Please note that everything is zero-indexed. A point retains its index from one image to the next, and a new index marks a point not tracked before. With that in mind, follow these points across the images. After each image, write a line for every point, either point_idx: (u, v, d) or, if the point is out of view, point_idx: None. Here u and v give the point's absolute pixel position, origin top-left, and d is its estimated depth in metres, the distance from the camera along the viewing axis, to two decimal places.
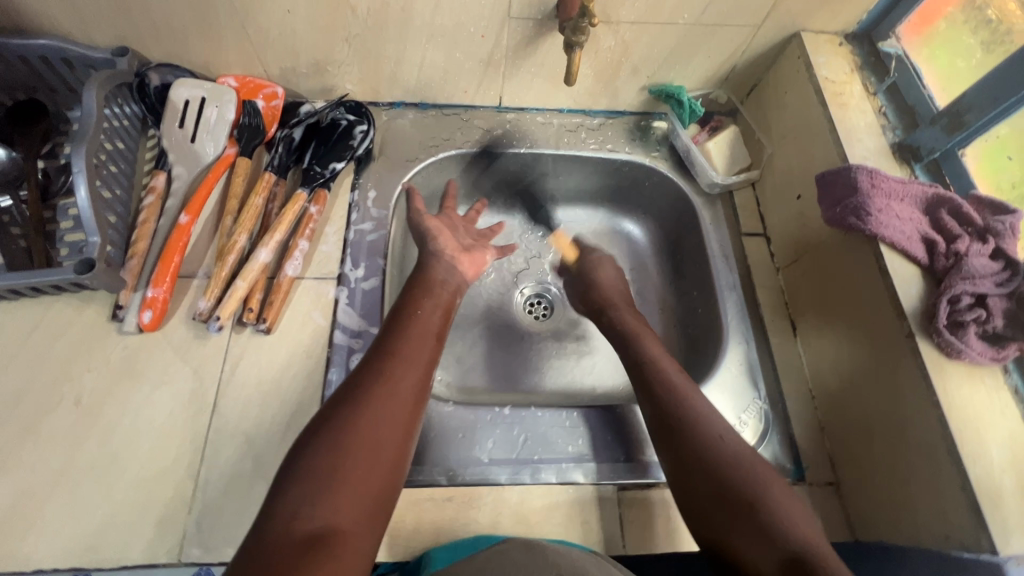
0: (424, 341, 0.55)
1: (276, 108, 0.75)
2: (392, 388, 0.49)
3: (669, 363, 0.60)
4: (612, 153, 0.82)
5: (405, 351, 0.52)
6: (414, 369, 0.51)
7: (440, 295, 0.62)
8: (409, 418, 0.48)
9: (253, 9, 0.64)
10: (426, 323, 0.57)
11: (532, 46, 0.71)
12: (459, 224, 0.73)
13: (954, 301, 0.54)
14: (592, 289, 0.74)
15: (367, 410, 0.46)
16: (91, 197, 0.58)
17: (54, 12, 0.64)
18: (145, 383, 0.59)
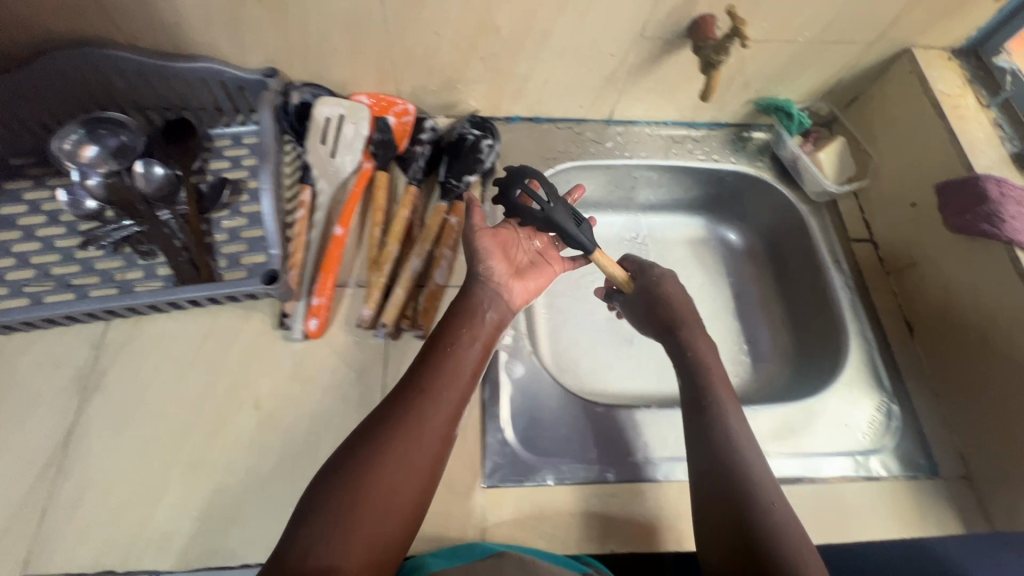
0: (461, 373, 0.55)
1: (406, 124, 0.78)
2: (420, 428, 0.50)
3: (725, 402, 0.61)
4: (719, 162, 0.86)
5: (442, 386, 0.54)
6: (446, 407, 0.53)
7: (484, 329, 0.59)
8: (435, 460, 0.50)
9: (404, 32, 0.68)
10: (461, 353, 0.57)
11: (657, 64, 0.75)
12: (515, 241, 0.65)
13: None
14: (658, 309, 0.69)
15: (392, 452, 0.49)
16: (274, 210, 0.65)
17: (217, 36, 0.68)
18: (318, 387, 0.63)
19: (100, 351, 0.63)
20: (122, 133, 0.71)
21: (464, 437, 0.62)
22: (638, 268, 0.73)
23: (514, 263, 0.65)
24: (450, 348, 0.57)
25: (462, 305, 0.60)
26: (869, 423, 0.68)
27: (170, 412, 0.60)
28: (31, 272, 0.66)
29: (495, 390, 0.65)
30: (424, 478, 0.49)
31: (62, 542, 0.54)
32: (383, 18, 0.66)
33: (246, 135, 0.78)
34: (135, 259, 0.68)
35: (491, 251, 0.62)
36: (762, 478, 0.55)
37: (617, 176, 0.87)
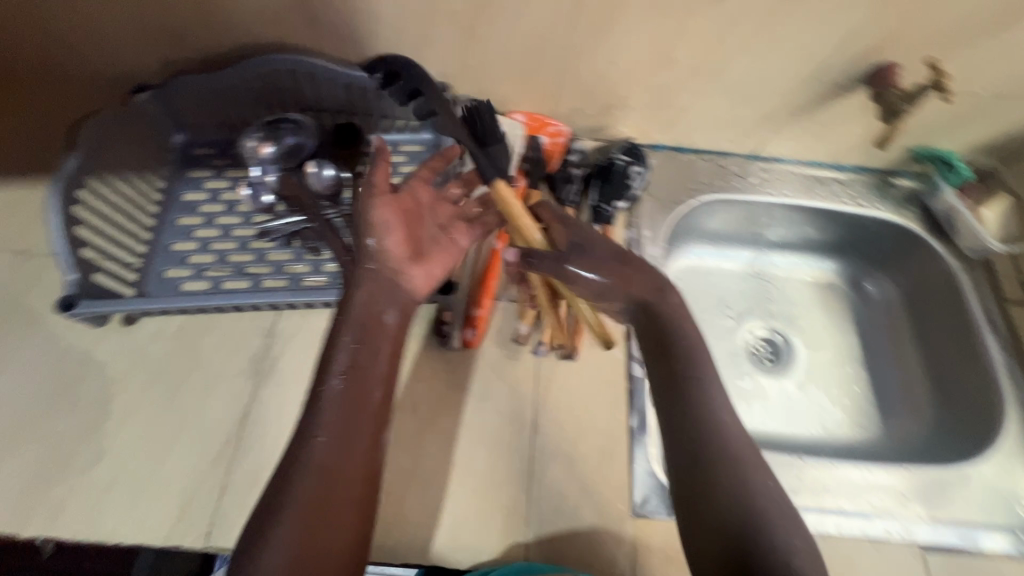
0: (355, 397, 0.49)
1: (558, 144, 0.79)
2: (311, 462, 0.45)
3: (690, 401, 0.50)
4: (865, 209, 0.84)
5: (328, 414, 0.48)
6: (340, 431, 0.47)
7: (388, 338, 0.54)
8: (355, 486, 0.46)
9: (581, 58, 0.70)
10: (366, 367, 0.51)
11: (823, 106, 0.74)
12: (408, 205, 0.59)
13: None
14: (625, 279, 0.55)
15: (301, 489, 0.44)
16: None
17: (402, 50, 0.71)
18: (472, 396, 0.65)
19: (273, 339, 0.66)
20: (299, 133, 0.74)
21: (613, 464, 0.62)
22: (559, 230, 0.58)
23: (416, 241, 0.58)
24: (349, 368, 0.50)
25: (353, 316, 0.52)
26: None
27: None
28: (211, 257, 0.70)
29: (641, 419, 0.64)
30: (342, 507, 0.45)
31: (237, 518, 0.56)
32: (565, 43, 0.68)
33: (404, 143, 0.81)
34: (302, 254, 0.71)
35: (388, 225, 0.56)
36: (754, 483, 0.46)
37: (756, 214, 0.87)
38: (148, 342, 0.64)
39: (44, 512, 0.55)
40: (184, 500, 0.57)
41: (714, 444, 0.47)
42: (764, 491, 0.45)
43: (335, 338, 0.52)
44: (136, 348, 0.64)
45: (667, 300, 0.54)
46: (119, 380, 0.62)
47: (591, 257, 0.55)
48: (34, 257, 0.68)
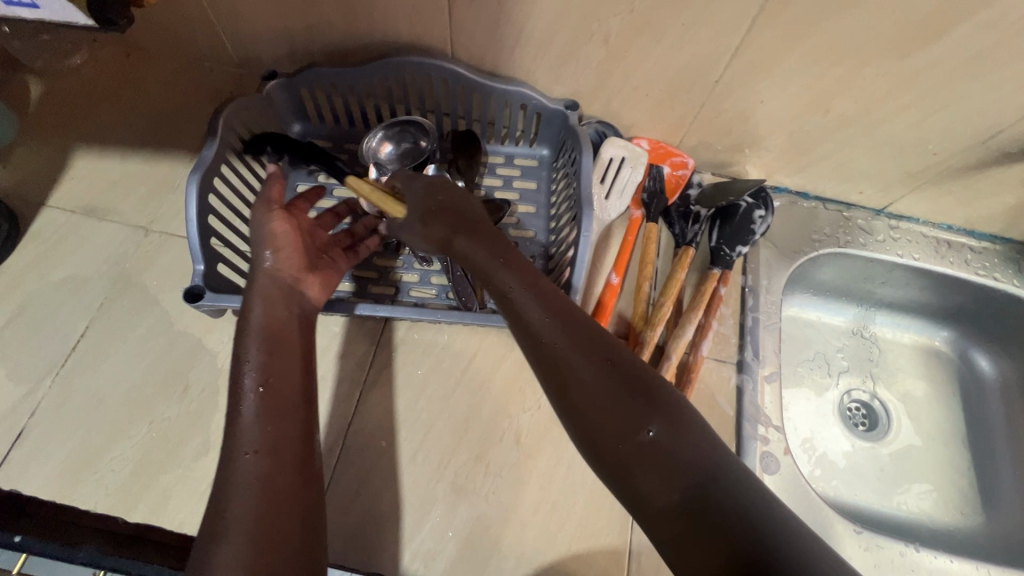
0: (262, 403, 0.46)
1: (680, 177, 0.76)
2: (243, 480, 0.42)
3: (556, 350, 0.42)
4: (998, 282, 0.78)
5: (247, 423, 0.45)
6: (280, 442, 0.45)
7: (281, 338, 0.51)
8: (300, 501, 0.43)
9: (728, 95, 0.66)
10: (280, 371, 0.49)
11: (978, 171, 0.69)
12: (306, 231, 0.59)
13: None
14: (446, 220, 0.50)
15: (240, 506, 0.41)
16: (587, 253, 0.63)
17: (539, 64, 0.68)
18: None
19: (378, 348, 0.65)
20: (422, 137, 0.73)
21: None
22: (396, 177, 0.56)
23: (310, 255, 0.58)
24: (263, 388, 0.47)
25: (253, 324, 0.51)
26: None
27: (437, 425, 0.61)
28: None
29: None
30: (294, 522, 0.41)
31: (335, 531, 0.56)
32: (717, 77, 0.64)
33: (518, 156, 0.79)
34: (412, 262, 0.70)
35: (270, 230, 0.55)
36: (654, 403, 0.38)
37: (876, 271, 0.82)
38: None
39: (149, 500, 0.55)
40: None
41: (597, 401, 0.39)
42: (619, 423, 0.37)
43: (240, 353, 0.49)
44: None
45: (495, 242, 0.49)
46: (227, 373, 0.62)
47: (449, 216, 0.50)
48: (151, 235, 0.68)
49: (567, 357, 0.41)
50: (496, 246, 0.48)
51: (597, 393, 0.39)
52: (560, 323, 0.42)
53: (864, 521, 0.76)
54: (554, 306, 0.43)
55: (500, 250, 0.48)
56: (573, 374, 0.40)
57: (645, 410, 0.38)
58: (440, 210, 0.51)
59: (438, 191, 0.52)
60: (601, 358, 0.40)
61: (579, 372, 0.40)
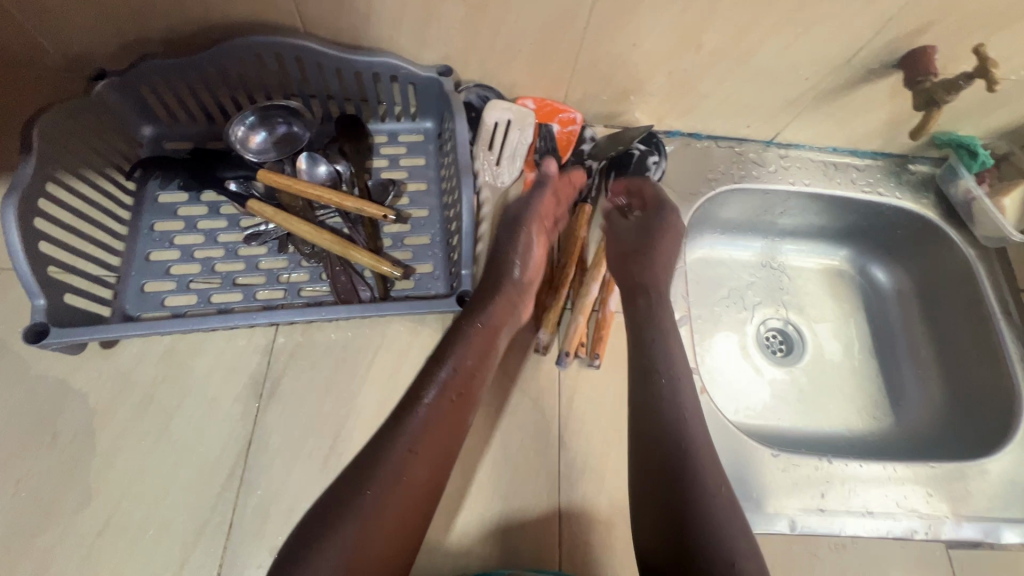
0: (440, 408, 0.50)
1: (571, 133, 0.75)
2: (394, 471, 0.46)
3: (666, 407, 0.55)
4: (883, 197, 0.82)
5: (418, 423, 0.49)
6: (433, 449, 0.48)
7: (473, 347, 0.55)
8: (423, 503, 0.47)
9: (600, 42, 0.64)
10: (466, 387, 0.53)
11: (849, 91, 0.70)
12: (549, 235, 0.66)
13: None
14: (633, 266, 0.64)
15: (386, 503, 0.44)
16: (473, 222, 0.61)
17: (402, 30, 0.63)
18: (491, 410, 0.63)
19: (273, 357, 0.60)
20: (294, 121, 0.68)
21: None
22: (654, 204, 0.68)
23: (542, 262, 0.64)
24: (456, 396, 0.52)
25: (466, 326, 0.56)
26: None
27: (347, 427, 0.58)
28: (196, 266, 0.63)
29: None
30: (416, 523, 0.46)
31: (249, 557, 0.52)
32: (584, 24, 0.61)
33: (403, 132, 0.75)
34: (299, 261, 0.65)
35: (523, 220, 0.63)
36: (711, 502, 0.49)
37: (773, 202, 0.83)
38: (133, 367, 0.58)
39: (29, 563, 0.50)
40: (189, 543, 0.52)
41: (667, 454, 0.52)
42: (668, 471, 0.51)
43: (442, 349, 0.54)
44: (119, 373, 0.58)
45: (661, 312, 0.61)
46: (103, 412, 0.56)
47: (656, 268, 0.64)
48: None
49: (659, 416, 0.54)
50: (661, 318, 0.61)
51: (669, 446, 0.52)
52: (673, 404, 0.55)
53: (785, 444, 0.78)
54: (679, 395, 0.55)
55: (666, 322, 0.61)
56: (661, 445, 0.52)
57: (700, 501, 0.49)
58: (649, 252, 0.64)
59: (661, 239, 0.66)
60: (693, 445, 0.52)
61: (668, 446, 0.52)
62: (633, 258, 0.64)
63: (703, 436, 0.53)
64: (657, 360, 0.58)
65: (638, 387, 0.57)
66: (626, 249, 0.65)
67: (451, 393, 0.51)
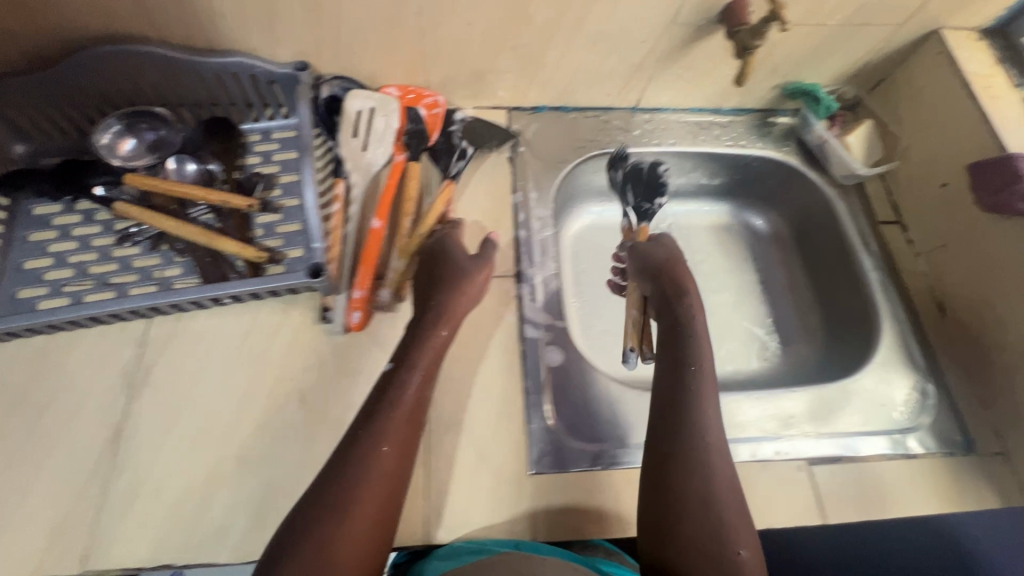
0: (401, 406, 0.54)
1: (436, 116, 0.78)
2: (371, 468, 0.50)
3: (702, 395, 0.60)
4: (745, 148, 0.86)
5: (387, 423, 0.53)
6: (399, 441, 0.52)
7: (436, 347, 0.59)
8: (395, 492, 0.51)
9: (437, 23, 0.68)
10: (424, 392, 0.57)
11: (686, 49, 0.75)
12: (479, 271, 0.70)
13: None
14: (664, 274, 0.70)
15: (365, 493, 0.49)
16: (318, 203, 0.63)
17: (250, 30, 0.67)
18: (362, 379, 0.63)
19: (145, 348, 0.63)
20: (162, 127, 0.72)
21: (509, 426, 0.62)
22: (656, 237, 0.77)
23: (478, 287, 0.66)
24: (417, 396, 0.55)
25: (421, 337, 0.59)
26: (911, 406, 0.69)
27: (218, 406, 0.60)
28: (69, 271, 0.66)
29: (533, 382, 0.65)
30: (392, 509, 0.51)
31: (118, 537, 0.54)
32: (417, 8, 0.66)
33: (276, 130, 0.78)
34: (172, 257, 0.68)
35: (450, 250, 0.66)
36: (722, 498, 0.54)
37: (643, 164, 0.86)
38: (4, 370, 0.60)
39: None
40: (55, 529, 0.53)
41: (684, 438, 0.57)
42: (683, 452, 0.57)
43: (406, 360, 0.57)
44: None
45: (697, 320, 0.66)
46: None
47: (687, 282, 0.70)
48: None
49: (680, 405, 0.59)
50: (698, 329, 0.65)
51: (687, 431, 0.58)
52: (691, 396, 0.60)
53: None
54: (702, 396, 0.60)
55: (699, 325, 0.66)
56: (678, 435, 0.57)
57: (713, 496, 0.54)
58: (677, 268, 0.71)
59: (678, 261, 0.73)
60: (710, 446, 0.57)
61: (686, 443, 0.57)
62: (678, 268, 0.71)
63: (718, 435, 0.58)
64: (691, 357, 0.63)
65: (670, 387, 0.61)
66: (657, 266, 0.72)
67: (414, 394, 0.55)
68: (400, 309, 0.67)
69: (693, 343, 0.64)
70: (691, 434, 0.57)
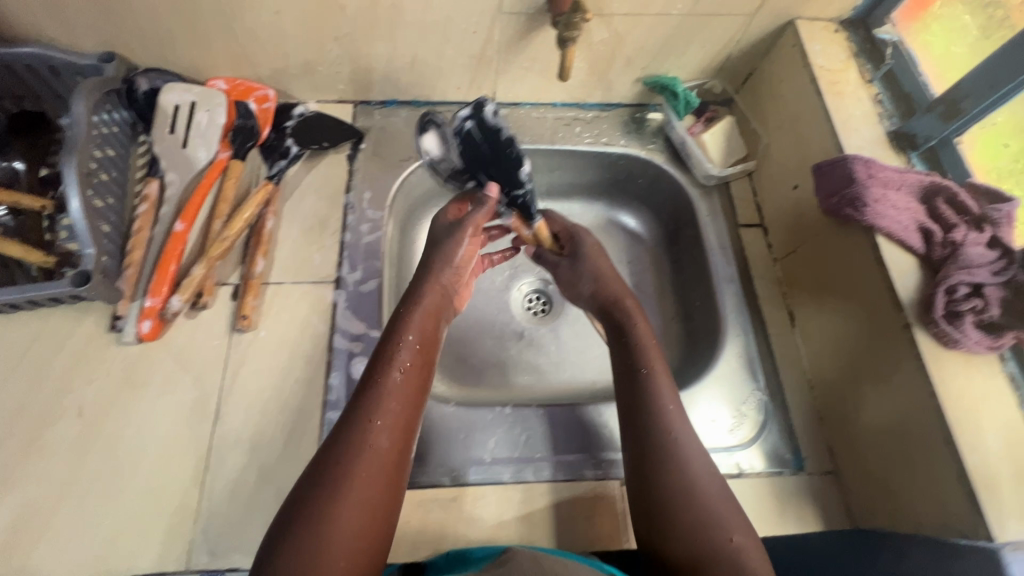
0: (398, 381, 0.53)
1: (266, 110, 0.74)
2: (369, 445, 0.48)
3: (665, 386, 0.60)
4: (608, 146, 0.81)
5: (383, 400, 0.51)
6: (394, 419, 0.50)
7: (422, 326, 0.58)
8: (393, 473, 0.48)
9: (240, 11, 0.64)
10: (420, 375, 0.55)
11: (524, 41, 0.70)
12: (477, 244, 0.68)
13: (929, 235, 0.56)
14: (599, 285, 0.71)
15: (358, 473, 0.46)
16: (83, 208, 0.59)
17: (38, 17, 0.63)
18: (149, 392, 0.60)
19: None
20: None
21: (299, 443, 0.59)
22: (573, 237, 0.75)
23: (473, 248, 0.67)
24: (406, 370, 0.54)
25: (410, 318, 0.58)
26: (735, 419, 0.65)
27: None
28: None
29: (332, 395, 0.62)
30: (391, 491, 0.48)
31: None
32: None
33: None
34: None
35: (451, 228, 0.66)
36: (699, 487, 0.52)
37: None
38: None
39: None
40: None
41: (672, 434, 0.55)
42: (674, 449, 0.55)
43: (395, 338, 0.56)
44: None
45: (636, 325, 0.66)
46: None
47: (623, 290, 0.70)
48: None
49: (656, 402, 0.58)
50: (640, 335, 0.64)
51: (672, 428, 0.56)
52: (666, 396, 0.59)
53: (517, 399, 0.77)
54: (660, 393, 0.59)
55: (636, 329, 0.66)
56: (654, 435, 0.56)
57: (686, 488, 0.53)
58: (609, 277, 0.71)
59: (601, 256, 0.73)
60: (677, 439, 0.56)
61: (658, 437, 0.56)
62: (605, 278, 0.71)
63: (684, 427, 0.57)
64: (645, 354, 0.63)
65: (624, 396, 0.60)
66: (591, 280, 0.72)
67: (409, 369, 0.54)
68: (202, 318, 0.64)
69: (634, 348, 0.64)
70: (668, 426, 0.56)
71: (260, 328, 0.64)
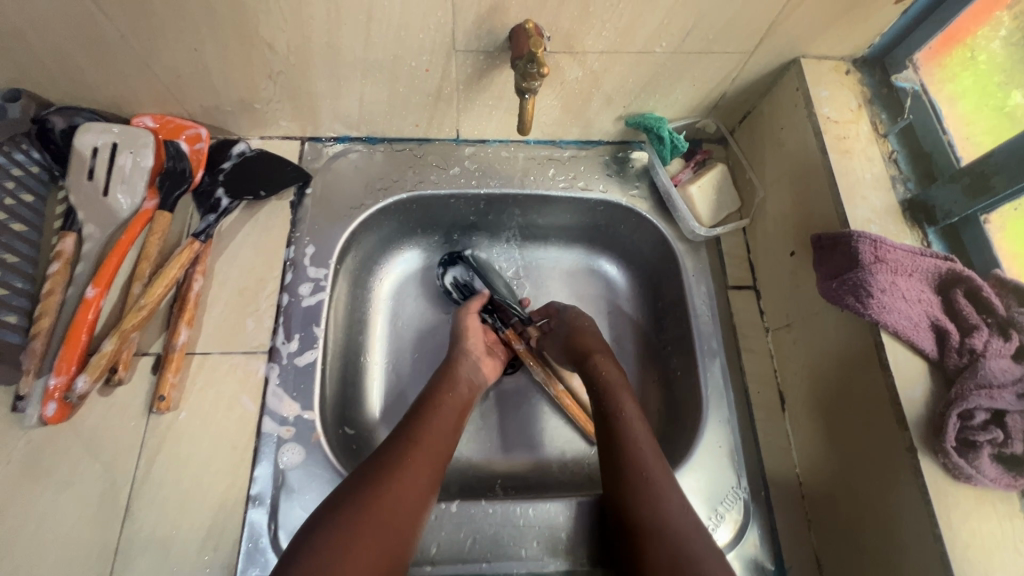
0: (441, 406, 0.58)
1: (199, 152, 0.66)
2: (411, 453, 0.52)
3: (641, 425, 0.56)
4: (584, 191, 0.72)
5: (424, 423, 0.56)
6: (431, 440, 0.54)
7: (463, 364, 0.64)
8: (427, 488, 0.51)
9: (153, 49, 0.55)
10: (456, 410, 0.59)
11: (485, 80, 0.61)
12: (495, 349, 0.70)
13: (943, 337, 0.48)
14: (576, 334, 0.66)
15: (397, 474, 0.50)
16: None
17: None
18: (52, 483, 0.54)
19: None
20: None
21: (218, 544, 0.53)
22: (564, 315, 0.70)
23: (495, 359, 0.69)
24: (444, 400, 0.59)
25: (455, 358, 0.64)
26: (711, 521, 0.57)
27: None
28: None
29: (257, 487, 0.56)
30: (420, 500, 0.50)
31: None
32: (117, 32, 0.53)
33: None
34: None
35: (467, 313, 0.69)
36: (673, 522, 0.48)
37: (464, 206, 0.73)
38: None
39: None
40: None
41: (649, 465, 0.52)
42: (656, 482, 0.51)
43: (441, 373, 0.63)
44: None
45: (604, 372, 0.61)
46: None
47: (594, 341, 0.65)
48: None
49: (633, 436, 0.54)
50: (607, 380, 0.60)
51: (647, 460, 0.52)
52: (646, 434, 0.55)
53: (474, 479, 0.66)
54: (635, 434, 0.54)
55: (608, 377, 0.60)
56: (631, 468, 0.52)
57: (663, 528, 0.48)
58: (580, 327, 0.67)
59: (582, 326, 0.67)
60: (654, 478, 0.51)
61: (633, 468, 0.52)
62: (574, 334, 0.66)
63: (657, 463, 0.52)
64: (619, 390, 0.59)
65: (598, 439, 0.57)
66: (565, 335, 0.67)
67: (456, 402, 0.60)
68: (118, 394, 0.57)
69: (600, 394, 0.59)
70: (644, 457, 0.53)
71: (180, 410, 0.57)
